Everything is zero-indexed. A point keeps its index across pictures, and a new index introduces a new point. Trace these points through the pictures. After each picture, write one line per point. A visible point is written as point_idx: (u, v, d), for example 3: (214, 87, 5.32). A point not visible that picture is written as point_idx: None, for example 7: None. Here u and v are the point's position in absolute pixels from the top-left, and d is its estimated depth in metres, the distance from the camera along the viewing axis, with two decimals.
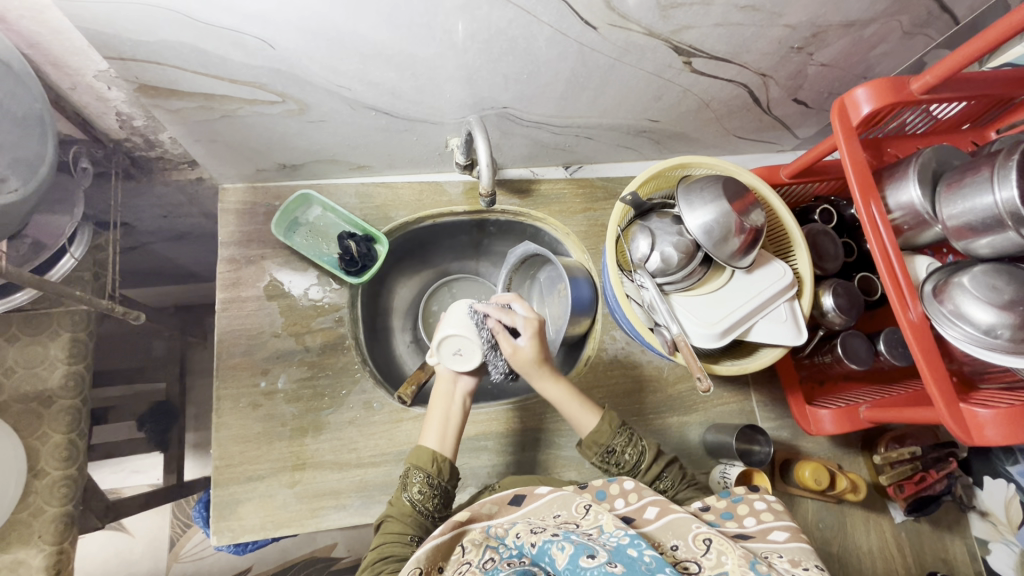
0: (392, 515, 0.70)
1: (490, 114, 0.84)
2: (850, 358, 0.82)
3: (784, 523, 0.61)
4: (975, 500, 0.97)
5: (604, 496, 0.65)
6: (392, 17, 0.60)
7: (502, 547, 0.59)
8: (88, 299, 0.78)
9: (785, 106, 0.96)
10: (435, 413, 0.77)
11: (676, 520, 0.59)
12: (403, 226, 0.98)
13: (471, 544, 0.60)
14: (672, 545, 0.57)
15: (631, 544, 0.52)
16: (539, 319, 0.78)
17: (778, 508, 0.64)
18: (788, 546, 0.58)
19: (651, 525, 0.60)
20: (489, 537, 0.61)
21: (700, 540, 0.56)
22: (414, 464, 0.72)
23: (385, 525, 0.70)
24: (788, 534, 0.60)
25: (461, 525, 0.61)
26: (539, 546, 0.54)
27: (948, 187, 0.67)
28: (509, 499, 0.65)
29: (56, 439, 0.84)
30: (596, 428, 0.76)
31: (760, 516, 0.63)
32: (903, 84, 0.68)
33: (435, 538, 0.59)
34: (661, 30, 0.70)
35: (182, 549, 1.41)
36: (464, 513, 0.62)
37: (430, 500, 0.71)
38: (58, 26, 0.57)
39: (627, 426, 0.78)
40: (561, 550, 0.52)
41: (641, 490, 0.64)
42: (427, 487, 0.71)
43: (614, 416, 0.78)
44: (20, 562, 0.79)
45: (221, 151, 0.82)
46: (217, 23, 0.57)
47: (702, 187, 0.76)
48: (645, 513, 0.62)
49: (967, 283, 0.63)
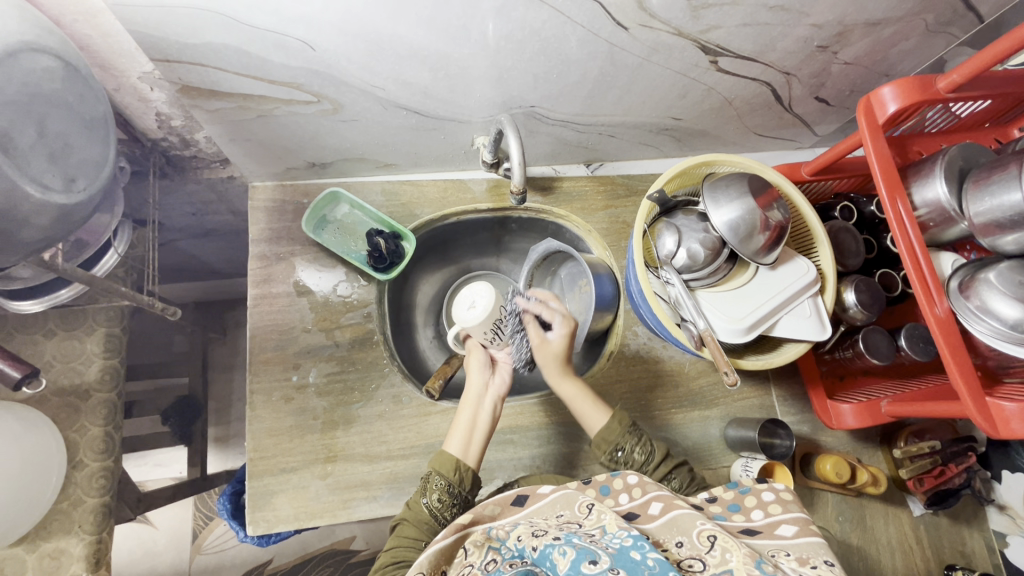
0: (408, 519, 0.71)
1: (518, 113, 0.85)
2: (871, 353, 0.83)
3: (792, 516, 0.62)
4: (992, 494, 0.98)
5: (609, 491, 0.67)
6: (430, 19, 0.62)
7: (503, 548, 0.59)
8: (127, 295, 0.80)
9: (807, 103, 0.97)
10: (463, 416, 0.79)
11: (681, 517, 0.59)
12: (428, 223, 1.00)
13: (472, 545, 0.59)
14: (676, 542, 0.57)
15: (634, 546, 0.52)
16: (573, 321, 0.84)
17: (785, 499, 0.65)
18: (796, 542, 0.58)
19: (654, 521, 0.61)
20: (490, 538, 0.61)
21: (704, 537, 0.56)
22: (436, 469, 0.73)
23: (400, 528, 0.71)
24: (796, 528, 0.60)
25: (464, 529, 0.61)
26: (541, 550, 0.54)
27: (975, 184, 0.68)
28: (513, 500, 0.66)
29: (94, 431, 0.86)
30: (605, 427, 0.78)
31: (767, 509, 0.64)
32: (930, 82, 0.69)
33: (438, 542, 0.58)
34: (690, 30, 0.71)
35: (205, 541, 1.43)
36: (466, 515, 0.62)
37: (444, 504, 0.71)
38: (109, 30, 0.59)
39: (638, 426, 0.80)
40: (563, 555, 0.51)
41: (645, 486, 0.66)
42: (442, 493, 0.72)
43: (625, 416, 0.80)
44: (62, 550, 0.82)
45: (254, 150, 0.84)
46: (261, 26, 0.58)
47: (727, 184, 0.77)
48: (649, 509, 0.63)
49: (993, 279, 0.64)
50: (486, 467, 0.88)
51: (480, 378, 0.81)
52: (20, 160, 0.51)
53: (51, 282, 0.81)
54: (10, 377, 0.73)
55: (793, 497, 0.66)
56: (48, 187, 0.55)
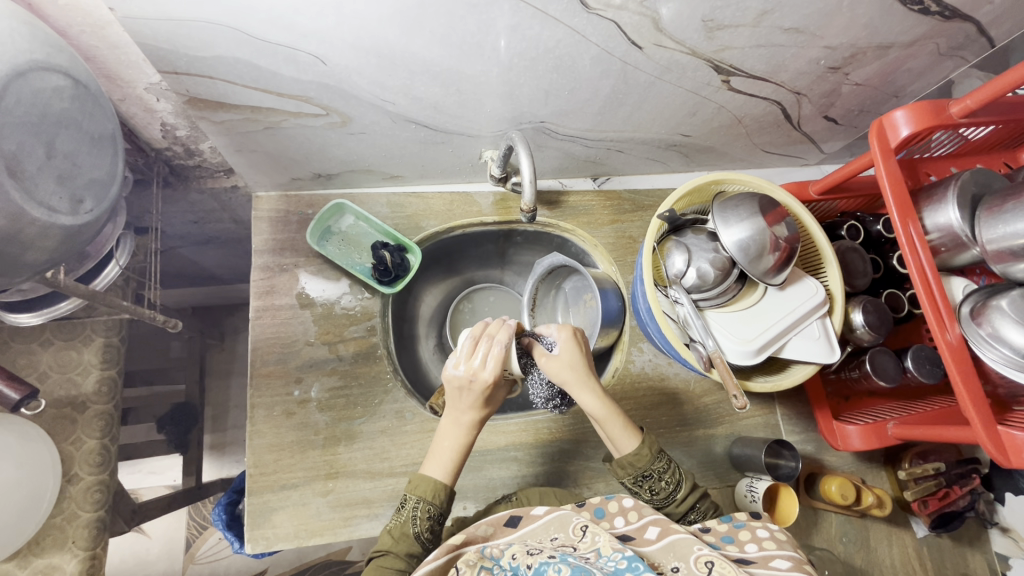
0: (393, 551, 0.67)
1: (527, 128, 0.85)
2: (879, 375, 0.81)
3: (787, 554, 0.59)
4: (997, 516, 0.97)
5: (603, 515, 0.65)
6: (444, 36, 0.61)
7: (496, 569, 0.55)
8: (127, 307, 0.79)
9: (815, 122, 0.97)
10: (448, 433, 0.72)
11: (679, 541, 0.58)
12: (433, 235, 0.99)
13: (463, 564, 0.55)
14: (673, 567, 0.55)
15: (629, 568, 0.50)
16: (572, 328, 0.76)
17: (781, 538, 0.62)
18: (791, 574, 0.55)
19: (652, 546, 0.59)
20: (483, 558, 0.56)
21: (703, 563, 0.54)
22: (426, 498, 0.69)
23: (382, 559, 0.67)
24: (791, 564, 0.57)
25: (456, 549, 0.59)
26: (535, 567, 0.51)
27: (988, 211, 0.68)
28: (505, 521, 0.64)
29: (90, 443, 0.85)
30: (637, 452, 0.72)
31: (762, 543, 0.61)
32: (943, 106, 0.68)
33: (427, 563, 0.56)
34: (704, 50, 0.70)
35: (198, 551, 1.41)
36: (459, 536, 0.60)
37: (432, 532, 0.70)
38: (117, 42, 0.59)
39: (665, 452, 0.75)
40: (558, 571, 0.49)
41: (641, 509, 0.63)
42: (429, 521, 0.69)
43: (653, 442, 0.74)
44: (55, 566, 0.80)
45: (259, 161, 0.83)
46: (273, 40, 0.57)
47: (737, 203, 0.77)
48: (646, 533, 0.61)
49: (1006, 306, 0.64)
50: (489, 486, 0.87)
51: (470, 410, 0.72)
52: (27, 183, 0.50)
53: (50, 294, 0.79)
54: (8, 398, 0.72)
55: (788, 538, 0.63)
56: (55, 209, 0.54)
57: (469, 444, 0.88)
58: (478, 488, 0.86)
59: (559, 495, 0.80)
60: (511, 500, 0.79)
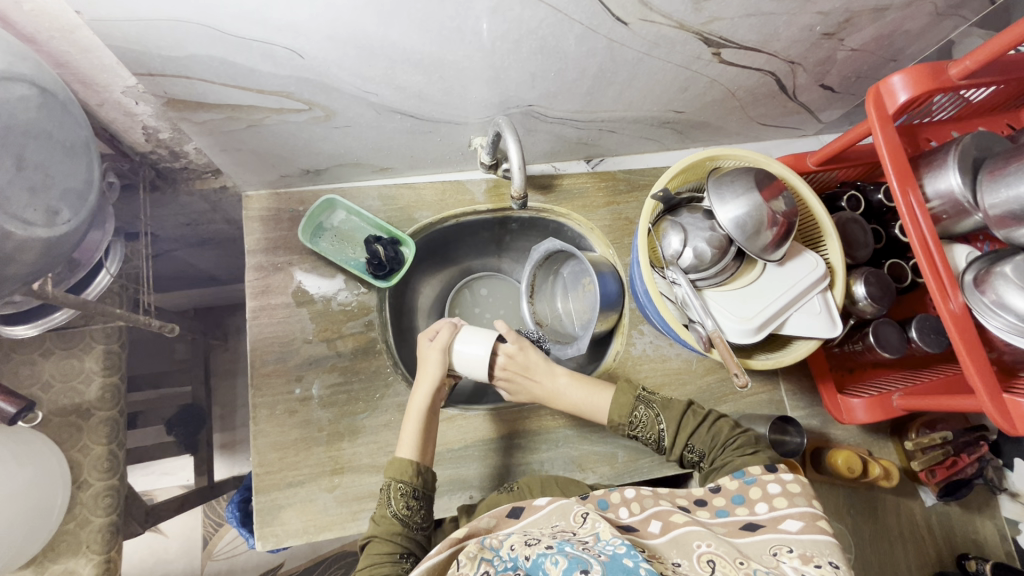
0: (376, 535, 0.68)
1: (515, 113, 0.83)
2: (882, 347, 0.80)
3: (798, 511, 0.58)
4: (1005, 482, 0.97)
5: (607, 506, 0.64)
6: (422, 22, 0.59)
7: (496, 560, 0.54)
8: (123, 314, 0.79)
9: (811, 91, 0.94)
10: (422, 390, 0.79)
11: (683, 536, 0.57)
12: (427, 226, 0.98)
13: (465, 557, 0.55)
14: (675, 562, 0.54)
15: (627, 554, 0.49)
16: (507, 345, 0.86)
17: (793, 491, 0.61)
18: (801, 537, 0.55)
19: (656, 538, 0.58)
20: (484, 549, 0.56)
21: (704, 561, 0.53)
22: (396, 478, 0.72)
23: (369, 546, 0.67)
24: (802, 524, 0.57)
25: (458, 543, 0.58)
26: (533, 560, 0.50)
27: (990, 175, 0.66)
28: (508, 512, 0.63)
29: (97, 449, 0.86)
30: (611, 414, 0.79)
31: (773, 501, 0.61)
32: (941, 69, 0.66)
33: (431, 558, 0.55)
34: (692, 23, 0.68)
35: (215, 547, 1.43)
36: (462, 529, 0.59)
37: (410, 507, 0.71)
38: (87, 45, 0.58)
39: (642, 401, 0.79)
40: (554, 564, 0.48)
41: (644, 500, 0.62)
42: (405, 499, 0.71)
43: (626, 399, 0.79)
44: (70, 571, 0.81)
45: (246, 160, 0.82)
46: (245, 35, 0.56)
47: (732, 179, 0.75)
48: (649, 526, 0.60)
49: (1009, 273, 0.62)
50: (492, 475, 0.87)
51: (430, 385, 0.79)
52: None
53: (43, 305, 0.79)
54: (6, 413, 0.74)
55: (802, 488, 0.61)
56: (31, 222, 0.53)
57: (471, 434, 0.88)
58: (483, 476, 0.87)
59: (563, 487, 0.80)
60: (513, 490, 0.79)
